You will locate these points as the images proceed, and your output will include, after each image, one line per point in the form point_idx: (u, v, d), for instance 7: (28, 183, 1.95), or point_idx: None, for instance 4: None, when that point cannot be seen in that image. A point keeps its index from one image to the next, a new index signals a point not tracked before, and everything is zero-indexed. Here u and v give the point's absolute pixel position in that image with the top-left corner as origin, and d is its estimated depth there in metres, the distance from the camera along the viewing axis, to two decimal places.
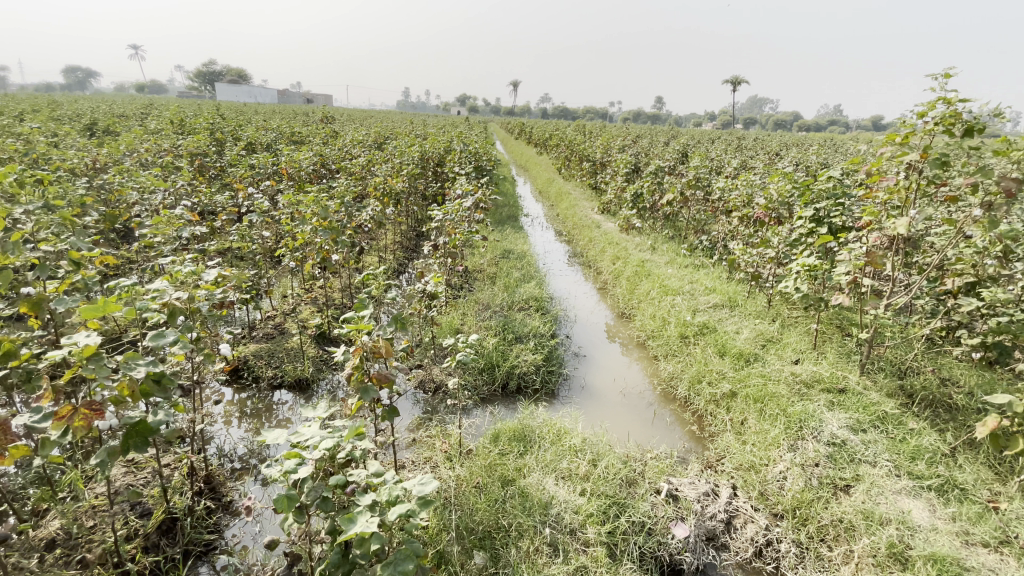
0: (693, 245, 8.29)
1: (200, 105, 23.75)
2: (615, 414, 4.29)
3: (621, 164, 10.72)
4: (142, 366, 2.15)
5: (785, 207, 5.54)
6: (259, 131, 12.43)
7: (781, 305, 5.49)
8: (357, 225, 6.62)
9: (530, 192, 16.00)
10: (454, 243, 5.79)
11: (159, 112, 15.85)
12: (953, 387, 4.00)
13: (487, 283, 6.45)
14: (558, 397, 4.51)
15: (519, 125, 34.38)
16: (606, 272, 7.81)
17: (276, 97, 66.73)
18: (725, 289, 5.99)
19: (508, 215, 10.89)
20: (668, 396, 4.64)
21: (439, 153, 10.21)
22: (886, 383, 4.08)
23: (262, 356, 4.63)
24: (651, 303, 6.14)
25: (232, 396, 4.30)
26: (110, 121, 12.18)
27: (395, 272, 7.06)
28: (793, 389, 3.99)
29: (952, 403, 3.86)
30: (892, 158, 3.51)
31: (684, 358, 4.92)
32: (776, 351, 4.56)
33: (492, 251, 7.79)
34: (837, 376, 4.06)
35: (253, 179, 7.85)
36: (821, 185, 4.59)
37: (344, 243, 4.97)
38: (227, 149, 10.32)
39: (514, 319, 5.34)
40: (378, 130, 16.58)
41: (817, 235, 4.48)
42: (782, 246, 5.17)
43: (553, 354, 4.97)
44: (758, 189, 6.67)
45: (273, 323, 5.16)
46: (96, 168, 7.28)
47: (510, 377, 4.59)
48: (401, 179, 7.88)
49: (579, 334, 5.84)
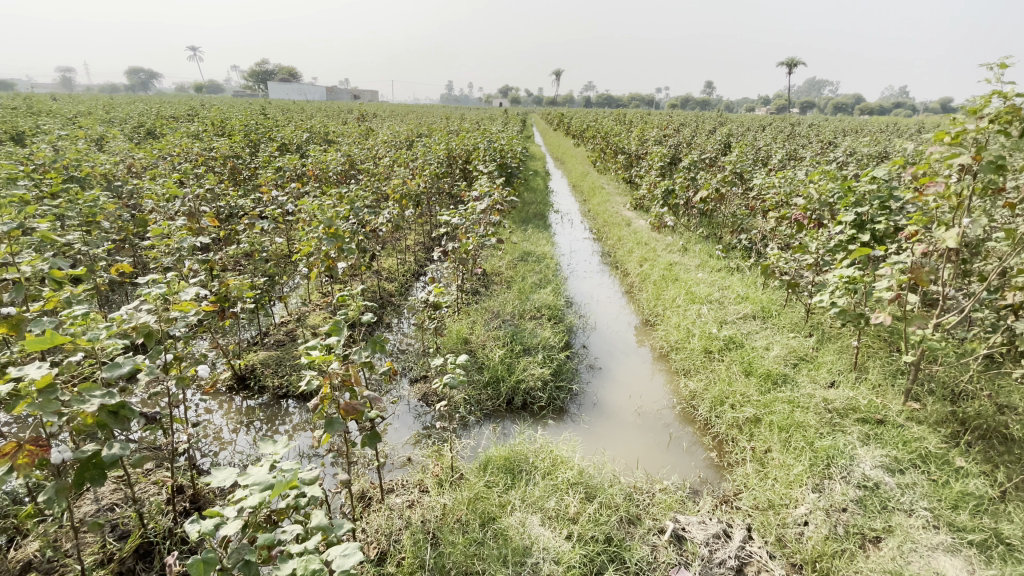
0: (729, 244, 7.75)
1: (249, 107, 24.68)
2: (627, 436, 4.00)
3: (655, 157, 10.19)
4: (97, 400, 2.14)
5: (826, 207, 5.02)
6: (294, 131, 12.73)
7: (820, 315, 4.99)
8: (373, 229, 6.58)
9: (563, 187, 15.61)
10: (465, 248, 5.63)
11: (206, 114, 16.56)
12: (1015, 416, 3.46)
13: (503, 289, 6.26)
14: (567, 415, 4.27)
15: (558, 116, 33.71)
16: (632, 274, 7.44)
17: (324, 94, 68.83)
18: (758, 296, 5.53)
19: (536, 213, 10.62)
20: (688, 416, 4.29)
21: (466, 150, 10.08)
22: (935, 410, 3.59)
23: (269, 364, 4.65)
24: (675, 311, 5.75)
25: (238, 406, 4.34)
26: (160, 126, 12.85)
27: (413, 274, 6.98)
28: (824, 417, 3.57)
29: (1010, 435, 3.34)
30: (940, 160, 3.05)
31: (706, 375, 4.55)
32: (808, 371, 4.14)
33: (513, 253, 7.58)
34: (876, 403, 3.61)
35: (279, 182, 7.98)
36: (863, 187, 4.10)
37: (351, 251, 4.91)
38: (262, 151, 10.58)
39: (525, 330, 5.15)
40: (411, 126, 16.62)
41: (856, 244, 4.01)
42: (819, 252, 4.68)
43: (564, 368, 4.72)
44: (798, 187, 6.11)
45: (285, 330, 5.19)
46: (134, 174, 7.63)
47: (515, 392, 4.39)
48: (421, 179, 7.79)
49: (597, 343, 5.54)
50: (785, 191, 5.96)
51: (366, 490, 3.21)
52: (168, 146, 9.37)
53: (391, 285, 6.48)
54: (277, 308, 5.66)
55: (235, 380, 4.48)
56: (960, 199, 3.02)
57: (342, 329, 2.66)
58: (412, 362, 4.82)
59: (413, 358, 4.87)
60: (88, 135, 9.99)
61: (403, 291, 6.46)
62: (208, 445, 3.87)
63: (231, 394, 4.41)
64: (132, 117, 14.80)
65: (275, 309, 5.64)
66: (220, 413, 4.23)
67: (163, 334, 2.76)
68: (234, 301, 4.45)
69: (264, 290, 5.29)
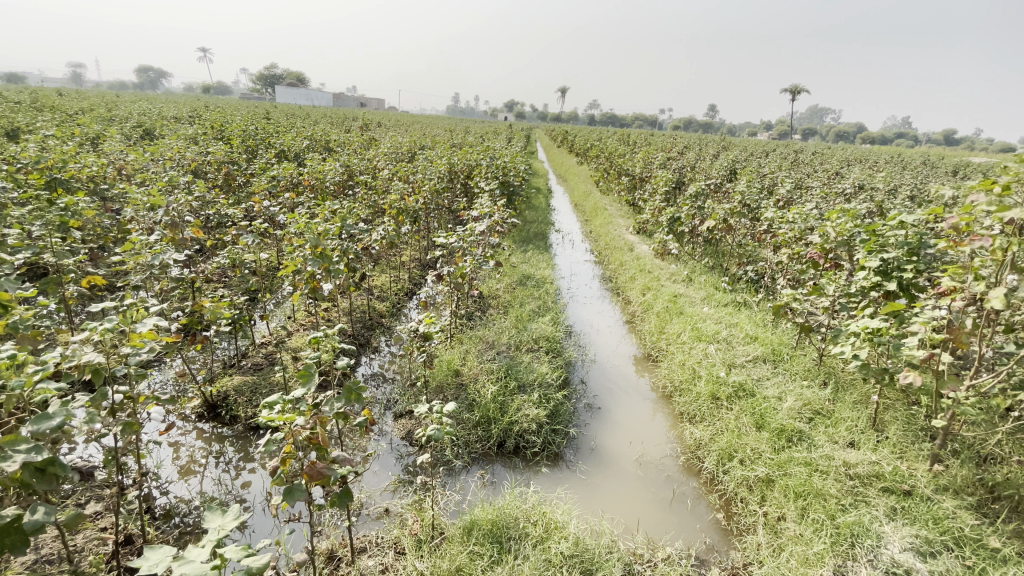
0: (734, 276, 7.48)
1: (253, 110, 24.55)
2: (626, 491, 3.66)
3: (661, 181, 9.96)
4: (19, 456, 1.81)
5: (845, 247, 4.75)
6: (295, 137, 12.50)
7: (834, 361, 4.70)
8: (366, 246, 6.29)
9: (565, 205, 15.38)
10: (461, 272, 5.35)
11: (209, 116, 16.37)
12: None
13: (499, 315, 5.97)
14: (562, 463, 3.93)
15: (563, 133, 33.70)
16: (634, 302, 7.16)
17: (331, 100, 69.21)
18: (767, 337, 5.24)
19: (536, 233, 10.36)
20: (693, 469, 3.95)
21: (468, 166, 9.84)
22: (961, 474, 3.27)
23: (243, 391, 4.33)
24: (680, 349, 5.44)
25: (205, 435, 4.01)
26: (157, 126, 12.63)
27: (406, 293, 6.67)
28: (844, 485, 3.27)
29: None
30: (985, 210, 2.83)
31: (714, 424, 4.23)
32: (824, 428, 3.83)
33: (511, 276, 7.30)
34: (902, 470, 3.30)
35: (272, 191, 7.71)
36: (890, 232, 3.83)
37: (339, 272, 4.62)
38: (259, 157, 10.34)
39: (520, 364, 4.84)
40: (414, 137, 16.45)
41: (882, 292, 3.73)
42: (837, 295, 4.41)
43: (560, 409, 4.39)
44: (812, 223, 5.86)
45: (265, 353, 4.88)
46: (121, 177, 7.35)
47: (507, 434, 4.06)
48: (419, 195, 7.52)
49: (596, 379, 5.21)
50: (800, 227, 5.70)
51: (335, 550, 2.88)
52: (163, 148, 9.13)
53: (382, 305, 6.17)
54: (260, 327, 5.35)
55: (205, 408, 4.15)
56: (1005, 254, 2.79)
57: (313, 376, 2.36)
58: (398, 395, 4.49)
59: (399, 391, 4.54)
60: (82, 133, 9.75)
61: (395, 312, 6.15)
62: (169, 481, 3.53)
63: (199, 423, 4.08)
64: (134, 116, 14.62)
65: (257, 328, 5.33)
66: (185, 445, 3.89)
67: (111, 372, 2.46)
68: (209, 324, 4.16)
69: (245, 309, 4.99)
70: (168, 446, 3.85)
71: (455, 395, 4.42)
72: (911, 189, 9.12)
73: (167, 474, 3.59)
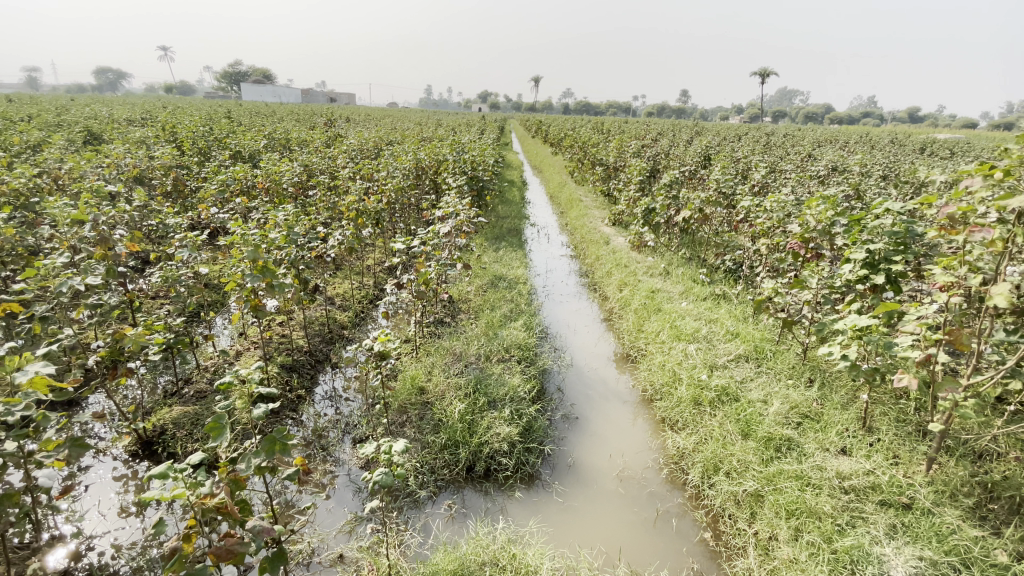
0: (713, 267, 7.26)
1: (214, 110, 23.25)
2: (606, 514, 3.36)
3: (634, 171, 9.66)
4: None
5: (826, 237, 4.52)
6: (254, 137, 11.86)
7: (819, 357, 4.49)
8: (323, 254, 5.86)
9: (541, 197, 15.02)
10: (423, 280, 4.98)
11: (164, 118, 15.38)
12: None
13: (468, 322, 5.63)
14: (537, 485, 3.62)
15: (536, 122, 33.16)
16: (611, 298, 6.89)
17: (299, 97, 67.40)
18: (749, 333, 5.02)
19: (510, 229, 10.00)
20: (677, 482, 3.67)
21: (434, 162, 9.41)
22: (957, 475, 3.10)
23: (183, 424, 3.91)
24: (659, 349, 5.18)
25: (139, 476, 3.58)
26: (104, 130, 11.84)
27: (370, 300, 6.27)
28: (839, 498, 3.03)
29: None
30: (983, 197, 2.57)
31: (698, 431, 3.97)
32: (814, 433, 3.61)
33: (482, 278, 6.95)
34: (899, 480, 3.08)
35: (224, 196, 7.18)
36: (875, 221, 3.58)
37: (285, 287, 4.21)
38: (213, 160, 9.68)
39: (491, 376, 4.52)
40: (382, 132, 15.86)
41: (869, 286, 3.49)
42: (819, 288, 4.18)
43: (533, 424, 4.08)
44: (789, 211, 5.62)
45: (209, 378, 4.46)
46: (52, 188, 6.73)
47: (476, 457, 3.73)
48: (381, 196, 7.09)
49: (573, 385, 4.91)
50: (778, 216, 5.45)
51: None
52: (105, 154, 8.44)
53: (343, 315, 5.77)
54: (206, 348, 4.91)
55: (140, 446, 3.72)
56: (1006, 245, 2.53)
57: (225, 429, 2.09)
58: (357, 418, 4.12)
59: (359, 413, 4.18)
60: (15, 140, 8.99)
61: (357, 322, 5.74)
62: (96, 535, 3.07)
63: (132, 463, 3.64)
64: (79, 118, 13.55)
65: (204, 349, 4.89)
66: (117, 490, 3.45)
67: None
68: (135, 354, 3.71)
69: (185, 332, 4.54)
70: (95, 493, 3.40)
71: (420, 415, 4.07)
72: (883, 170, 9.02)
73: (92, 528, 3.14)
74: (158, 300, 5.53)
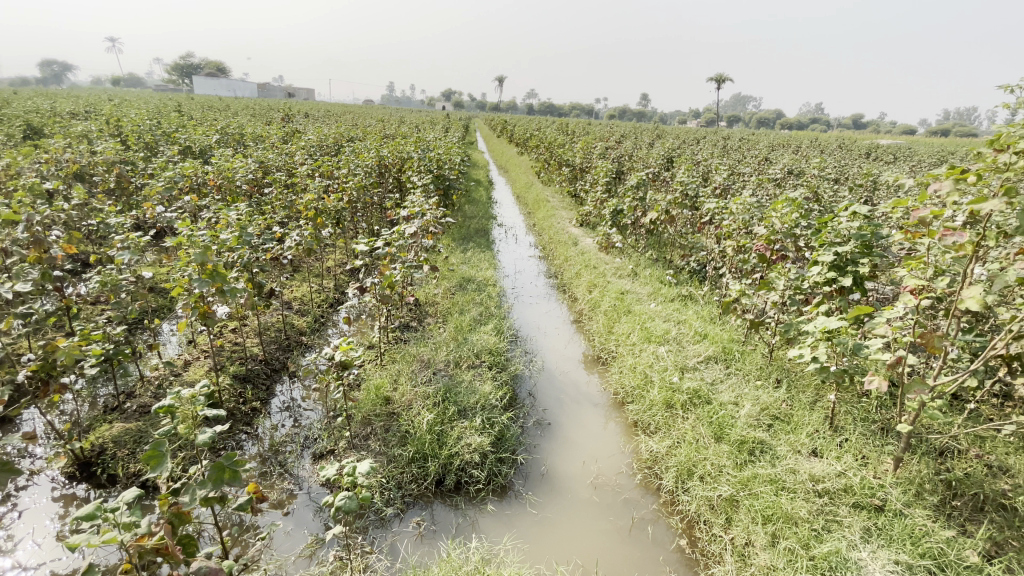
0: (679, 268, 7.32)
1: (161, 102, 21.88)
2: (581, 525, 3.26)
3: (601, 172, 9.66)
4: None
5: (791, 240, 4.59)
6: (205, 131, 11.21)
7: (785, 358, 4.56)
8: (279, 255, 5.52)
9: (507, 198, 14.89)
10: (387, 284, 4.76)
11: (104, 108, 14.35)
12: (1001, 479, 3.09)
13: (436, 326, 5.43)
14: (510, 496, 3.49)
15: (501, 121, 33.04)
16: (580, 300, 6.84)
17: (255, 91, 64.89)
18: (717, 334, 5.06)
19: (477, 230, 9.83)
20: (651, 488, 3.62)
21: (398, 160, 9.13)
22: (922, 473, 3.17)
23: (126, 441, 3.55)
24: (630, 351, 5.14)
25: (78, 499, 3.20)
26: (35, 121, 10.92)
27: (331, 304, 5.98)
28: (813, 503, 3.04)
29: (1006, 504, 2.93)
30: (954, 200, 2.61)
31: (671, 434, 3.94)
32: (785, 435, 3.63)
33: (450, 280, 6.76)
34: (870, 481, 3.11)
35: (170, 194, 6.70)
36: (842, 224, 3.62)
37: (236, 292, 3.90)
38: (160, 155, 9.06)
39: (460, 384, 4.35)
40: (343, 129, 15.36)
41: (837, 288, 3.52)
42: (786, 289, 4.23)
43: (505, 433, 3.94)
44: (754, 213, 5.69)
45: (154, 390, 4.11)
46: None
47: (446, 470, 3.56)
48: (342, 196, 6.78)
49: (544, 390, 4.80)
50: (743, 218, 5.52)
51: None
52: (36, 148, 7.75)
53: (302, 320, 5.46)
54: (150, 359, 4.52)
55: (77, 468, 3.33)
56: (975, 248, 2.58)
57: (165, 458, 1.87)
58: (318, 431, 3.87)
59: (319, 426, 3.93)
60: None
61: (317, 328, 5.45)
62: (29, 567, 2.70)
63: (68, 487, 3.25)
64: (8, 109, 12.46)
65: (147, 360, 4.49)
66: (53, 517, 3.06)
67: None
68: (67, 367, 3.31)
69: (126, 341, 4.16)
70: (28, 521, 3.01)
71: (386, 427, 3.87)
72: (836, 174, 9.37)
73: (25, 560, 2.76)
74: (97, 306, 5.07)
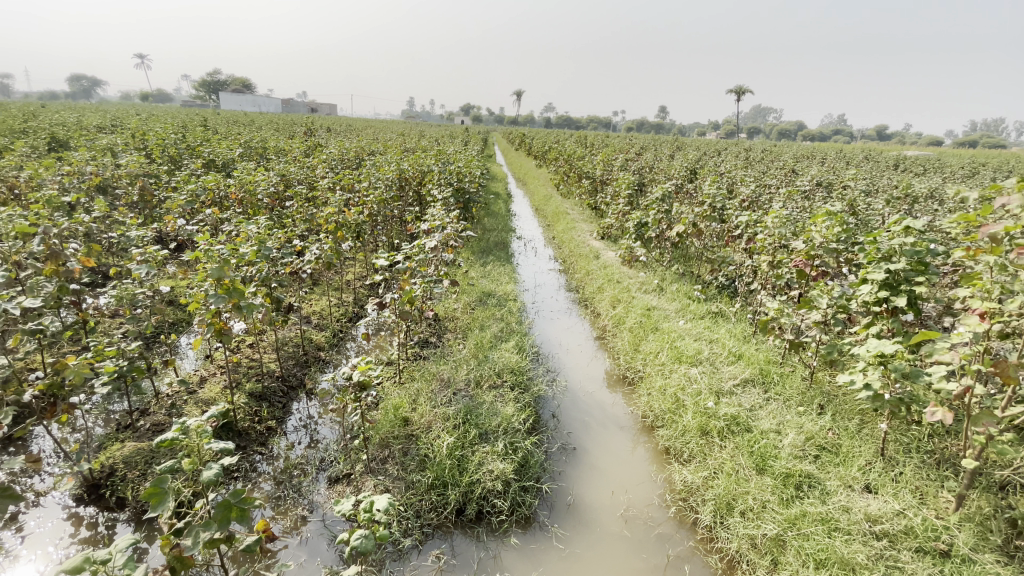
0: (706, 283, 7.04)
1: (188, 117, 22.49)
2: (613, 562, 3.02)
3: (623, 184, 9.45)
4: None
5: (832, 255, 4.32)
6: (230, 145, 11.34)
7: (827, 382, 4.26)
8: (298, 270, 5.44)
9: (526, 210, 14.76)
10: (406, 299, 4.61)
11: (135, 124, 14.69)
12: None
13: (456, 343, 5.27)
14: (535, 529, 3.27)
15: (520, 135, 33.10)
16: (604, 315, 6.62)
17: (280, 107, 66.61)
18: (752, 354, 4.78)
19: (496, 243, 9.70)
20: (686, 522, 3.36)
21: (418, 172, 9.09)
22: (991, 513, 2.86)
23: (135, 462, 3.43)
24: (659, 371, 4.90)
25: (84, 523, 3.10)
26: (69, 137, 11.20)
27: (350, 319, 5.88)
28: (871, 545, 2.76)
29: None
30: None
31: (707, 463, 3.68)
32: (834, 468, 3.35)
33: (470, 294, 6.63)
34: (932, 523, 2.83)
35: (193, 207, 6.71)
36: (893, 239, 3.35)
37: (253, 308, 3.81)
38: (185, 168, 9.16)
39: (481, 406, 4.15)
40: (365, 143, 15.51)
41: (889, 309, 3.24)
42: (829, 309, 3.96)
43: (529, 459, 3.73)
44: (788, 227, 5.42)
45: (168, 407, 4.01)
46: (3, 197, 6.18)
47: (468, 498, 3.37)
48: (362, 209, 6.73)
49: (569, 412, 4.57)
50: (778, 232, 5.25)
51: None
52: (67, 162, 7.88)
53: (320, 335, 5.36)
54: (167, 374, 4.44)
55: (85, 490, 3.24)
56: None
57: (167, 497, 1.78)
58: (334, 453, 3.71)
59: (336, 448, 3.77)
60: None
61: (335, 343, 5.34)
62: None
63: (77, 509, 3.17)
64: (47, 125, 12.85)
65: (164, 376, 4.42)
66: (56, 542, 2.94)
67: None
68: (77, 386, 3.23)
69: (142, 357, 4.09)
70: (29, 546, 2.91)
71: (404, 451, 3.69)
72: (870, 186, 9.00)
73: None
74: (117, 320, 5.03)
